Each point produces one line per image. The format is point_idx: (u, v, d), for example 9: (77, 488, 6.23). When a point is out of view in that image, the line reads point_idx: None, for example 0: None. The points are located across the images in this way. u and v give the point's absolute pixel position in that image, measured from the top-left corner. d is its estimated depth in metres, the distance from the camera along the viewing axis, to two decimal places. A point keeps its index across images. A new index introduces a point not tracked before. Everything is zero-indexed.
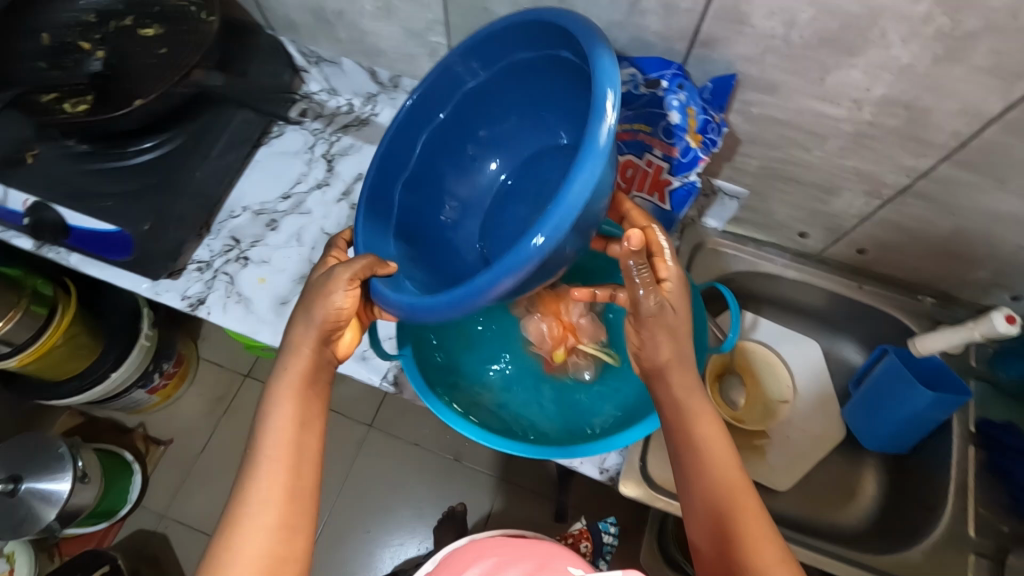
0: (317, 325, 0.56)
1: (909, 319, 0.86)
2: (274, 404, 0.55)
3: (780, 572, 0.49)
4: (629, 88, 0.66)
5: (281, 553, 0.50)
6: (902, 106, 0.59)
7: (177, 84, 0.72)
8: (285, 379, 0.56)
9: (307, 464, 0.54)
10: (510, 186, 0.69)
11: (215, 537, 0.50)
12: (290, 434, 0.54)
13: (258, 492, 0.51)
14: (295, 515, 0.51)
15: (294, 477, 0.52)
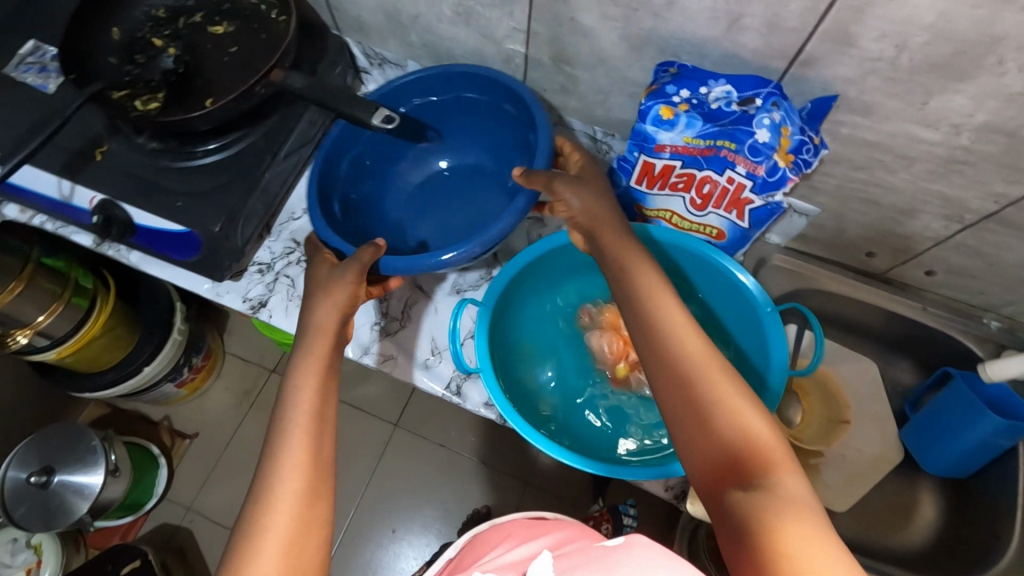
0: (339, 310, 0.65)
1: (974, 344, 0.85)
2: (298, 383, 0.59)
3: (747, 414, 0.49)
4: (721, 105, 0.66)
5: (306, 514, 0.52)
6: (1005, 134, 0.58)
7: (256, 84, 0.70)
8: (308, 361, 0.61)
9: (327, 436, 0.57)
10: (446, 175, 0.90)
11: (246, 504, 0.52)
12: (311, 409, 0.57)
13: (285, 460, 0.54)
14: (319, 481, 0.54)
15: (316, 446, 0.55)
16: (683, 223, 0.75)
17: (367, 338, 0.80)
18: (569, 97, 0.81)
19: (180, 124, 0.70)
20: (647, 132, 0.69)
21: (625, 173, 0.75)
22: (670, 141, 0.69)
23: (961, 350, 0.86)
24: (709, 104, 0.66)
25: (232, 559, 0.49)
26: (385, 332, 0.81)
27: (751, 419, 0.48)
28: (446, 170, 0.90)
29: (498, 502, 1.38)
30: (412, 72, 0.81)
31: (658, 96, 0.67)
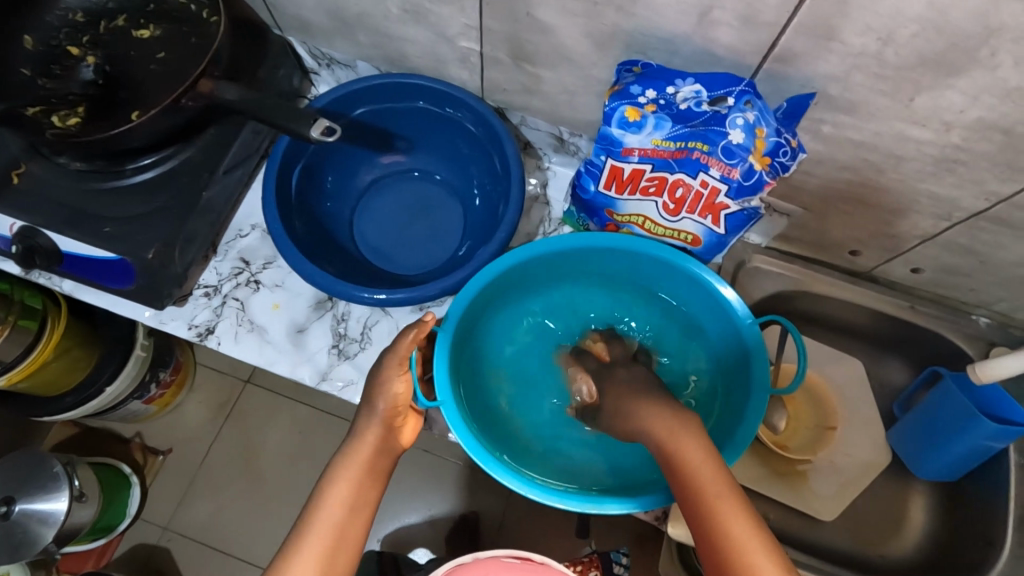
0: (379, 416, 0.59)
1: (964, 343, 0.81)
2: (330, 486, 0.55)
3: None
4: (691, 105, 0.61)
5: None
6: (1000, 131, 0.53)
7: (182, 96, 0.63)
8: (347, 464, 0.57)
9: (347, 551, 0.52)
10: (417, 177, 0.86)
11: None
12: (338, 519, 0.53)
13: (295, 566, 0.50)
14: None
15: (330, 565, 0.51)
16: (657, 228, 0.70)
17: (324, 363, 0.76)
18: (533, 98, 0.75)
19: (109, 142, 0.63)
20: (613, 135, 0.64)
21: (592, 177, 0.70)
22: (639, 144, 0.64)
23: (951, 350, 0.83)
24: (678, 104, 0.61)
25: None
26: (343, 356, 0.76)
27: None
28: (416, 171, 0.86)
29: (484, 509, 1.33)
30: (359, 81, 0.73)
31: (622, 97, 0.62)
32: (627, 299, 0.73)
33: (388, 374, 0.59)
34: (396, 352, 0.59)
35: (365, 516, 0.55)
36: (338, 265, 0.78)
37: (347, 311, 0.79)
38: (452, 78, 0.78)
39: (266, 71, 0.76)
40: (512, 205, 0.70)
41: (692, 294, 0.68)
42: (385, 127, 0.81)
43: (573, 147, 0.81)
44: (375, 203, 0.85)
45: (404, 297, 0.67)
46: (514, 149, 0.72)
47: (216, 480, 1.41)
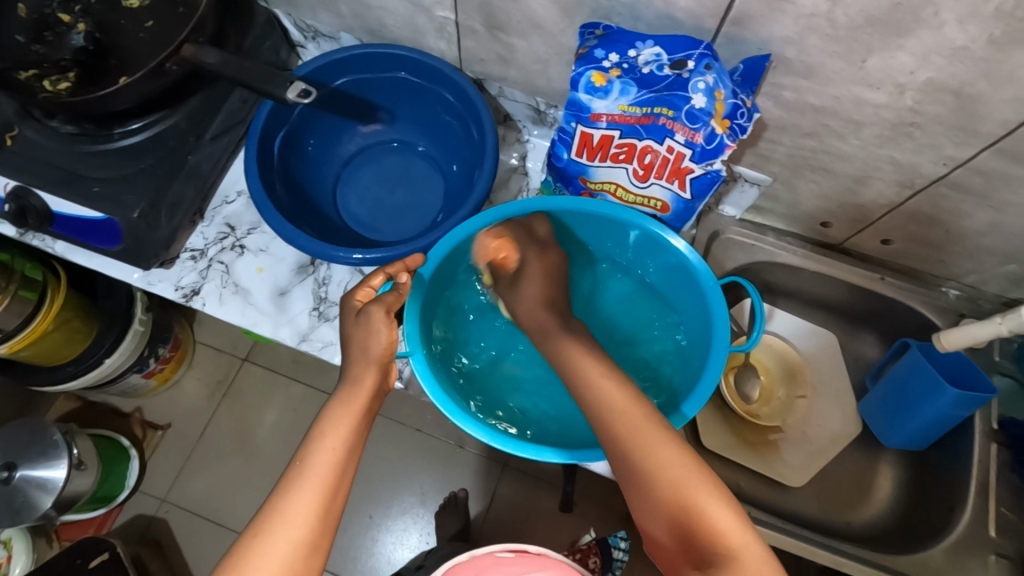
0: (374, 361, 0.58)
1: (933, 314, 0.83)
2: (328, 427, 0.55)
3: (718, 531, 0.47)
4: (653, 69, 0.63)
5: (296, 570, 0.49)
6: (950, 93, 0.55)
7: (167, 61, 0.66)
8: (343, 408, 0.56)
9: (343, 490, 0.53)
10: (397, 147, 0.89)
11: (240, 542, 0.49)
12: (336, 459, 0.53)
13: (294, 504, 0.50)
14: (321, 536, 0.50)
15: (328, 504, 0.51)
16: (628, 196, 0.72)
17: (305, 325, 0.79)
18: (508, 68, 0.78)
19: (95, 104, 0.66)
20: (581, 101, 0.65)
21: (565, 145, 0.70)
22: (606, 110, 0.65)
23: (920, 321, 0.84)
24: (641, 68, 0.63)
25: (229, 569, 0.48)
26: (323, 318, 0.79)
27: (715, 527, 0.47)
28: (396, 142, 0.89)
29: (473, 486, 1.35)
30: (342, 49, 0.75)
31: (587, 62, 0.64)
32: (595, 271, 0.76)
33: (375, 326, 0.59)
34: (382, 306, 0.60)
35: (359, 457, 0.55)
36: (318, 229, 0.81)
37: (329, 275, 0.82)
38: (432, 49, 0.80)
39: (252, 41, 0.78)
40: (485, 169, 0.72)
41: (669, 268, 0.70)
42: (366, 97, 0.83)
43: (550, 118, 0.83)
44: (357, 173, 0.88)
45: (379, 255, 0.69)
46: (489, 115, 0.74)
47: (212, 453, 1.43)
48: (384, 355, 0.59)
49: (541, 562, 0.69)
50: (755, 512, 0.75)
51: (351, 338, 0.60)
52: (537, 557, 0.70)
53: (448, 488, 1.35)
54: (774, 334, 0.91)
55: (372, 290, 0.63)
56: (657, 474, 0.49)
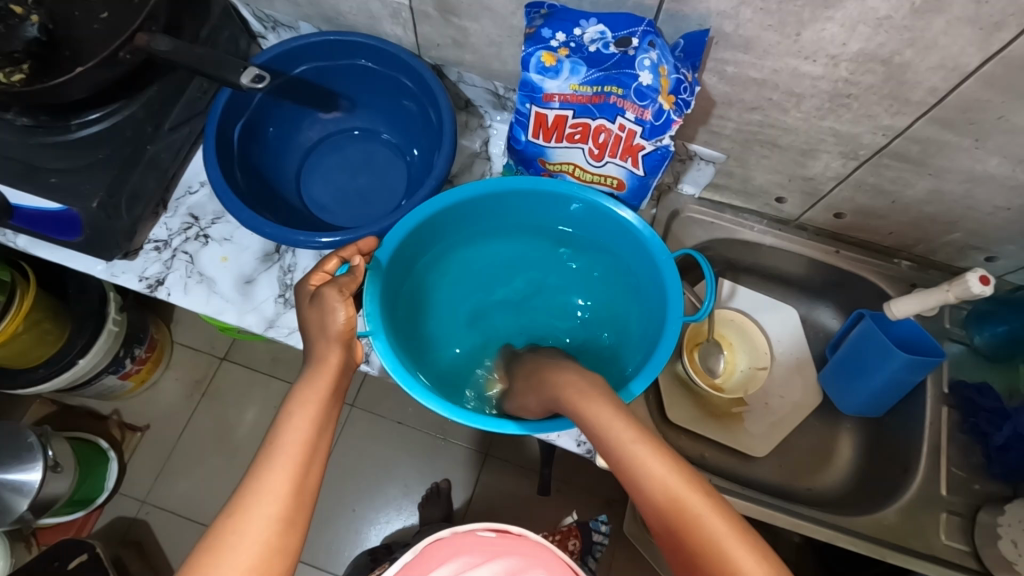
0: (335, 338, 0.59)
1: (886, 283, 0.86)
2: (296, 407, 0.55)
3: None
4: (599, 47, 0.64)
5: (274, 546, 0.49)
6: (879, 62, 0.58)
7: (120, 49, 0.67)
8: (311, 387, 0.57)
9: (315, 467, 0.54)
10: (359, 136, 0.90)
11: (216, 524, 0.49)
12: (306, 437, 0.54)
13: (266, 483, 0.51)
14: (297, 512, 0.51)
15: (301, 481, 0.52)
16: (585, 175, 0.74)
17: (272, 311, 0.80)
18: (464, 52, 0.79)
19: (48, 94, 0.66)
20: (533, 82, 0.67)
21: (522, 128, 0.72)
22: (558, 90, 0.67)
23: (874, 291, 0.87)
24: (587, 47, 0.65)
25: (202, 551, 0.48)
26: (289, 305, 0.80)
27: None
28: (358, 131, 0.90)
29: (455, 475, 1.36)
30: (298, 38, 0.76)
31: (536, 41, 0.65)
32: (558, 250, 0.78)
33: (331, 304, 0.59)
34: (336, 287, 0.60)
35: (329, 434, 0.56)
36: (281, 216, 0.82)
37: (294, 262, 0.82)
38: (390, 36, 0.81)
39: (209, 30, 0.79)
40: (444, 151, 0.73)
41: (649, 299, 0.71)
42: (325, 84, 0.84)
43: (509, 102, 0.85)
44: (320, 161, 0.88)
45: (341, 237, 0.71)
46: (446, 99, 0.75)
47: (192, 452, 1.42)
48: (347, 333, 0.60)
49: (521, 543, 0.64)
50: (721, 483, 0.78)
51: (309, 321, 0.61)
52: (519, 538, 0.65)
53: (430, 478, 1.36)
54: (736, 310, 0.93)
55: (327, 275, 0.63)
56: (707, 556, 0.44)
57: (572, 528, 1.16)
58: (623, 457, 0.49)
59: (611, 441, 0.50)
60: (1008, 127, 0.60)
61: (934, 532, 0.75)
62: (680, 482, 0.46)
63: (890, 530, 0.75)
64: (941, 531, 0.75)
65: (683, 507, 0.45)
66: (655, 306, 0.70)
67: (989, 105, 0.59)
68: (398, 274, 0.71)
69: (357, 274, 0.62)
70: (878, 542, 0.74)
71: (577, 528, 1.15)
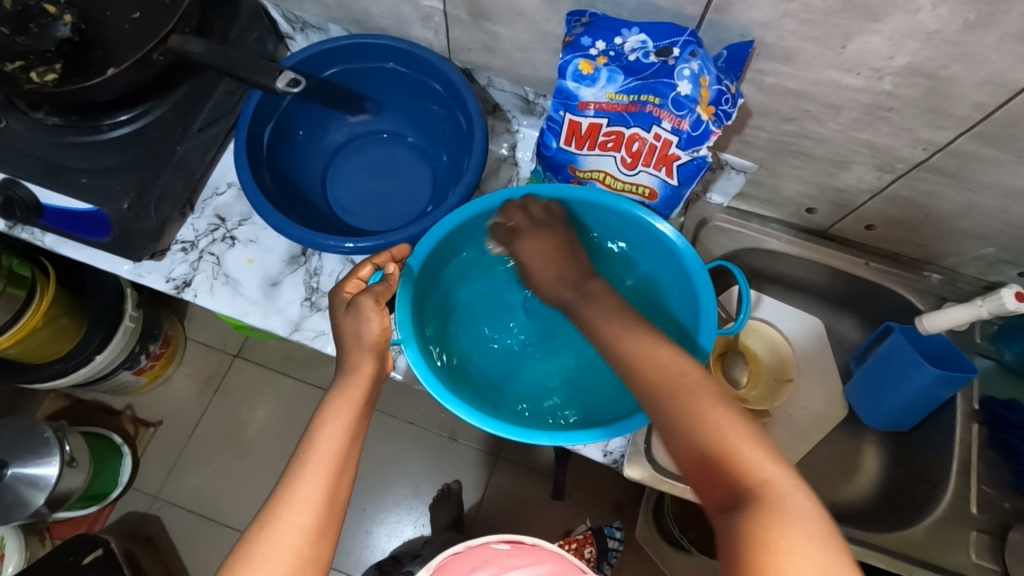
0: (369, 348, 0.59)
1: (916, 297, 0.84)
2: (329, 416, 0.55)
3: (758, 457, 0.44)
4: (639, 56, 0.64)
5: (307, 556, 0.49)
6: (924, 76, 0.57)
7: (153, 51, 0.66)
8: (344, 396, 0.56)
9: (348, 477, 0.53)
10: (386, 138, 0.89)
11: (250, 531, 0.49)
12: (338, 446, 0.54)
13: (298, 493, 0.51)
14: (329, 522, 0.51)
15: (334, 491, 0.52)
16: (617, 183, 0.73)
17: (297, 315, 0.79)
18: (494, 56, 0.78)
19: (80, 95, 0.65)
20: (568, 89, 0.66)
21: (553, 134, 0.71)
22: (594, 98, 0.66)
23: (902, 304, 0.86)
24: (627, 55, 0.64)
25: (237, 559, 0.48)
26: (315, 308, 0.80)
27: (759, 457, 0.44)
28: (385, 133, 0.89)
29: (467, 477, 1.36)
30: (330, 40, 0.76)
31: (574, 50, 0.64)
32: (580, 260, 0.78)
33: (366, 313, 0.59)
34: (370, 296, 0.60)
35: (361, 444, 0.55)
36: (307, 219, 0.81)
37: (320, 266, 0.82)
38: (419, 38, 0.81)
39: (238, 32, 0.79)
40: (475, 157, 0.73)
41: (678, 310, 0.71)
42: (354, 86, 0.83)
43: (538, 108, 0.84)
44: (346, 164, 0.88)
45: (370, 243, 0.70)
46: (477, 104, 0.75)
47: (205, 448, 1.42)
48: (380, 343, 0.59)
49: (537, 552, 0.64)
50: None
51: (343, 329, 0.60)
52: (534, 547, 0.65)
53: (442, 480, 1.36)
54: (762, 320, 0.92)
55: (361, 282, 0.64)
56: (686, 397, 0.48)
57: (587, 535, 1.13)
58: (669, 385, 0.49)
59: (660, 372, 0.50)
60: None
61: (961, 550, 0.74)
62: (722, 409, 0.46)
63: (917, 546, 0.75)
64: (969, 549, 0.74)
65: (722, 430, 0.45)
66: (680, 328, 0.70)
67: None
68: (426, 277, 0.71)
69: (389, 283, 0.62)
70: (907, 559, 0.74)
71: (593, 536, 1.13)
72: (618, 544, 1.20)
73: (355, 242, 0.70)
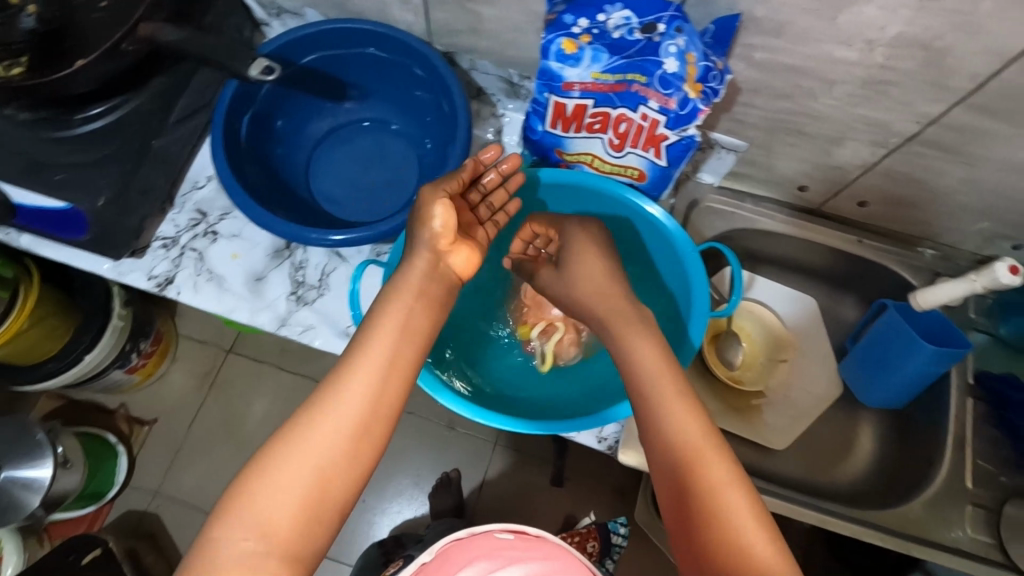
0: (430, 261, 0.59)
1: (911, 274, 0.84)
2: (376, 331, 0.53)
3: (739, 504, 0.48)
4: (623, 33, 0.62)
5: (338, 465, 0.47)
6: (920, 47, 0.56)
7: (122, 40, 0.63)
8: (397, 304, 0.55)
9: (394, 391, 0.51)
10: (369, 127, 0.87)
11: (283, 429, 0.48)
12: (384, 362, 0.51)
13: (341, 399, 0.49)
14: (368, 432, 0.49)
15: (376, 406, 0.50)
16: (604, 166, 0.73)
17: (283, 310, 0.78)
18: (479, 38, 0.76)
19: (54, 88, 0.63)
20: (552, 70, 0.64)
21: (539, 117, 0.70)
22: (578, 78, 0.64)
23: (898, 281, 0.85)
24: (611, 33, 0.62)
25: (266, 451, 0.47)
26: (302, 302, 0.78)
27: (738, 508, 0.48)
28: (367, 122, 0.87)
29: (466, 464, 1.36)
30: (308, 26, 0.73)
31: (557, 28, 0.62)
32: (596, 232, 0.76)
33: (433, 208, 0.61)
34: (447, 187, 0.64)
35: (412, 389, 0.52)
36: (291, 212, 0.80)
37: (305, 259, 0.80)
38: (399, 22, 0.78)
39: (213, 19, 0.76)
40: (460, 143, 0.71)
41: (675, 284, 0.71)
42: (333, 72, 0.81)
43: (523, 90, 0.82)
44: (330, 154, 0.86)
45: (358, 235, 0.69)
46: (461, 89, 0.73)
47: (202, 444, 1.41)
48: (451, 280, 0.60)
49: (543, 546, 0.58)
50: None
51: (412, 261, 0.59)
52: (539, 539, 0.59)
53: (442, 468, 1.35)
54: (755, 300, 0.91)
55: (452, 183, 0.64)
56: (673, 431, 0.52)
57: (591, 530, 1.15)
58: (700, 471, 0.49)
59: (693, 455, 0.50)
60: None
61: (959, 525, 0.74)
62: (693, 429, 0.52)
63: (914, 523, 0.74)
64: (966, 524, 0.74)
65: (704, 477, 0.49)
66: (680, 301, 0.70)
67: None
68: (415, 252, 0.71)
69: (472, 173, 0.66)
70: (904, 536, 0.73)
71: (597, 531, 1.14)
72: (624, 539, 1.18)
73: (342, 234, 0.68)
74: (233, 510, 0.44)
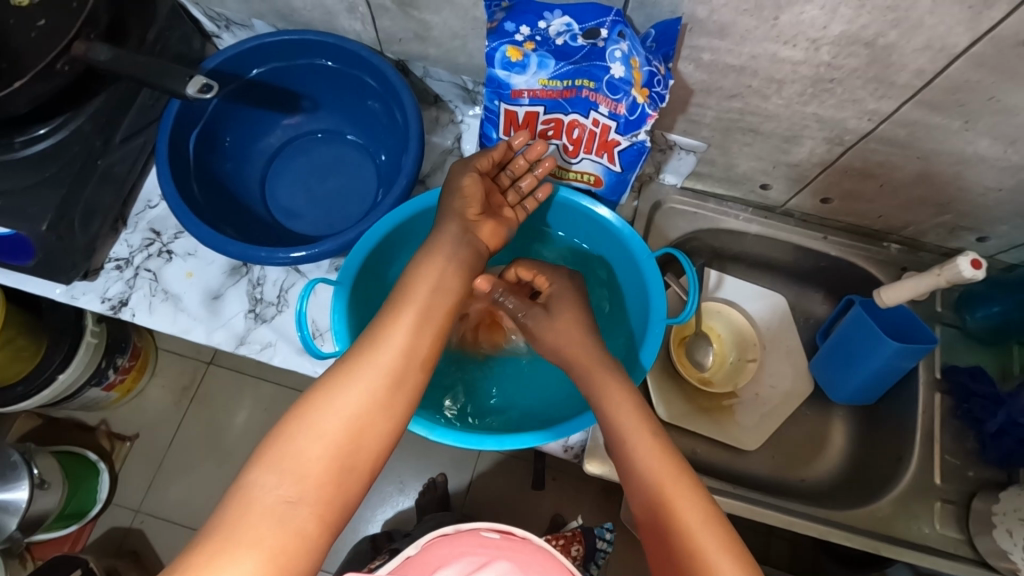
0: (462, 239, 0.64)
1: (877, 269, 0.83)
2: (403, 302, 0.56)
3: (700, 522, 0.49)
4: (566, 40, 0.60)
5: (365, 424, 0.48)
6: (863, 44, 0.55)
7: (56, 60, 0.61)
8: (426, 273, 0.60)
9: (424, 356, 0.53)
10: (324, 139, 0.85)
11: (315, 383, 0.49)
12: (412, 329, 0.54)
13: (374, 358, 0.51)
14: (396, 393, 0.50)
15: (408, 369, 0.51)
16: (562, 172, 0.72)
17: (241, 328, 0.77)
18: (428, 45, 0.75)
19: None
20: (499, 78, 0.63)
21: (492, 125, 0.69)
22: (526, 86, 0.63)
23: (864, 277, 0.85)
24: (554, 40, 0.61)
25: (299, 404, 0.47)
26: (260, 319, 0.77)
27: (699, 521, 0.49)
28: (321, 133, 0.86)
29: (451, 469, 1.34)
30: (251, 38, 0.72)
31: (500, 36, 0.61)
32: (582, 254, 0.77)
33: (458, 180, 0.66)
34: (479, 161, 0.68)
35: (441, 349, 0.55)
36: (245, 229, 0.78)
37: (263, 275, 0.79)
38: (348, 31, 0.77)
39: (157, 34, 0.75)
40: (411, 153, 0.70)
41: (637, 299, 0.71)
42: (282, 85, 0.79)
43: (480, 97, 0.81)
44: (284, 167, 0.84)
45: (311, 251, 0.67)
46: (411, 98, 0.71)
47: (183, 458, 1.40)
48: (477, 246, 0.65)
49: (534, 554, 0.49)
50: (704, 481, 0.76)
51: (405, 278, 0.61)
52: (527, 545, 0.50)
53: (427, 474, 1.34)
54: (723, 299, 0.90)
55: (488, 160, 0.67)
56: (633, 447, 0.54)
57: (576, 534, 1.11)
58: (666, 498, 0.50)
59: (662, 477, 0.51)
60: (999, 109, 0.58)
61: (928, 521, 0.74)
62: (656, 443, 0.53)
63: (883, 521, 0.74)
64: (935, 520, 0.74)
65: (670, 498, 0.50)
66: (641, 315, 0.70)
67: (979, 87, 0.56)
68: (370, 276, 0.71)
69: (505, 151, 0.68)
70: (872, 535, 0.73)
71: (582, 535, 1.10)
72: (608, 546, 1.16)
73: (300, 249, 0.67)
74: (271, 458, 0.44)
